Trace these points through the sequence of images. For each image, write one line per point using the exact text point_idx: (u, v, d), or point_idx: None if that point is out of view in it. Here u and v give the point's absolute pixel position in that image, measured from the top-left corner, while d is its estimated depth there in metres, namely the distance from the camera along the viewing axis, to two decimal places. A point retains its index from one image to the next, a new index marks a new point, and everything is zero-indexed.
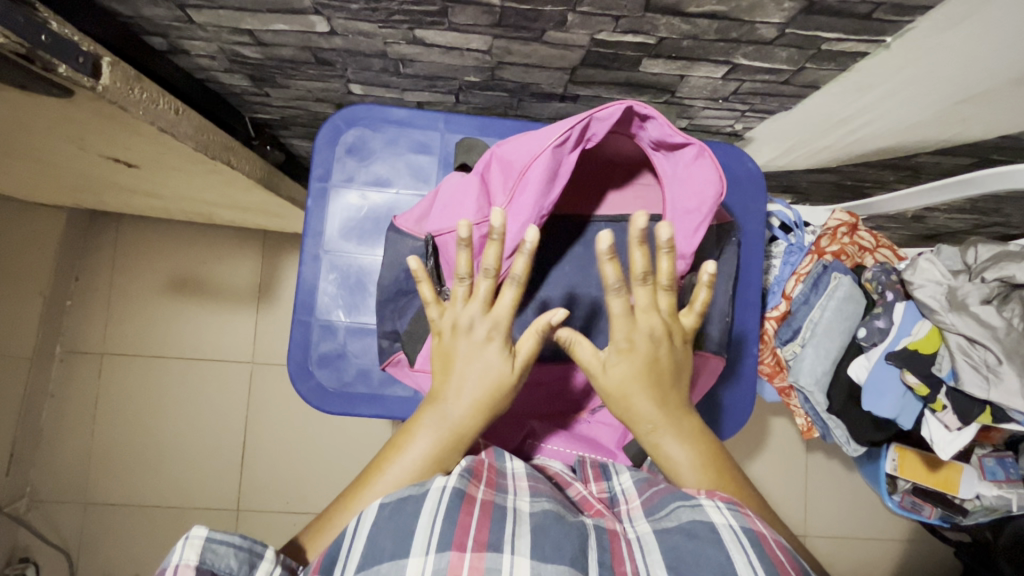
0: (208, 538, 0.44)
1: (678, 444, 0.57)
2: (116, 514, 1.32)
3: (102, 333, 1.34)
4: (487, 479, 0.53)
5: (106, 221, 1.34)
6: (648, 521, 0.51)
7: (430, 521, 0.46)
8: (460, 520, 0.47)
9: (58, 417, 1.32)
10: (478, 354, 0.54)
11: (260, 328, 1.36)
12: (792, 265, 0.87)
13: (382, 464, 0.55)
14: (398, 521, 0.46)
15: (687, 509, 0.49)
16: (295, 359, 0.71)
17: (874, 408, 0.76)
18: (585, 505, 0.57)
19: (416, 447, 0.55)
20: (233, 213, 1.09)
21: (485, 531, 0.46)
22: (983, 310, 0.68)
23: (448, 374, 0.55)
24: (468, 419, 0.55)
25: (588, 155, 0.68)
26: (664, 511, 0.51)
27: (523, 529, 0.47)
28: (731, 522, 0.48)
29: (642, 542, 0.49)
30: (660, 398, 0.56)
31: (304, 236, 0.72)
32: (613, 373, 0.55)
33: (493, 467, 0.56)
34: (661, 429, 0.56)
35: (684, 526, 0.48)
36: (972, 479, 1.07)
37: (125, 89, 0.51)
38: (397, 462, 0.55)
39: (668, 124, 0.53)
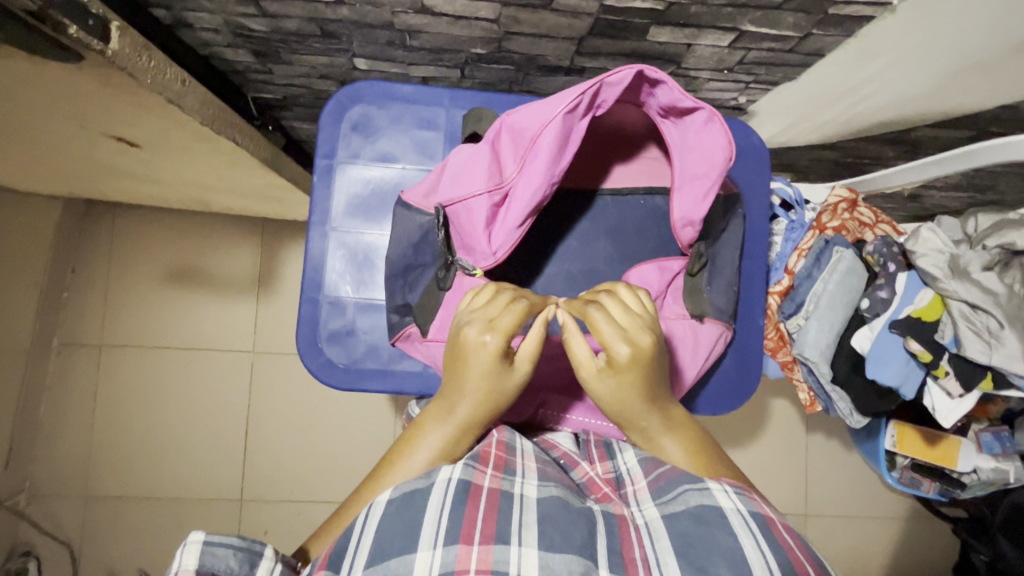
0: (206, 541, 0.44)
1: (669, 437, 0.58)
2: (119, 506, 1.31)
3: (100, 324, 1.33)
4: (494, 462, 0.53)
5: (102, 211, 1.33)
6: (656, 505, 0.50)
7: (437, 516, 0.46)
8: (466, 513, 0.47)
9: (57, 409, 1.31)
10: (485, 355, 0.53)
11: (261, 317, 1.35)
12: (794, 241, 0.87)
13: (391, 462, 0.56)
14: (405, 516, 0.47)
15: (696, 493, 0.49)
16: (303, 336, 0.71)
17: (876, 376, 0.77)
18: (592, 488, 0.56)
19: (423, 444, 0.56)
20: (233, 199, 1.09)
21: (492, 522, 0.46)
22: (984, 277, 0.70)
23: (457, 371, 0.55)
24: (474, 416, 0.55)
25: (596, 130, 0.69)
26: (671, 494, 0.51)
27: (530, 517, 0.47)
28: (739, 507, 0.48)
29: (651, 528, 0.48)
30: (648, 395, 0.57)
31: (310, 214, 0.71)
32: (605, 382, 0.56)
33: (502, 444, 0.55)
34: (650, 422, 0.58)
35: (692, 510, 0.48)
36: (969, 452, 1.09)
37: (133, 56, 0.50)
38: (406, 460, 0.55)
39: (678, 89, 0.53)
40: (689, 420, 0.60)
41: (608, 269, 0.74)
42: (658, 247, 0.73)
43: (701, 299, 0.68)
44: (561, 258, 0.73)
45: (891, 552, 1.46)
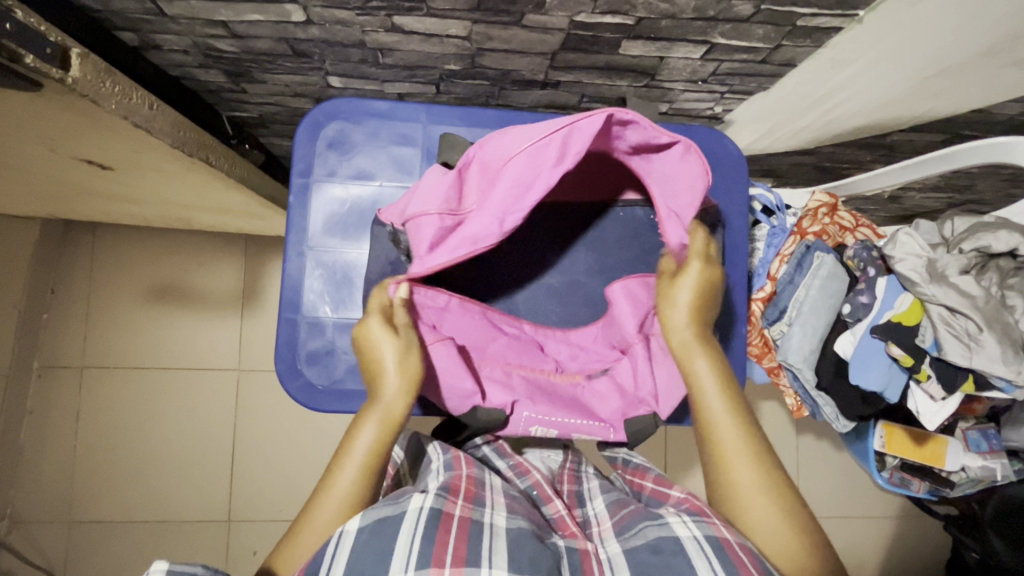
0: (168, 571, 0.43)
1: (706, 362, 0.59)
2: (104, 531, 1.28)
3: (82, 345, 1.31)
4: (465, 493, 0.54)
5: (82, 231, 1.31)
6: (619, 541, 0.52)
7: (408, 542, 0.46)
8: (439, 537, 0.47)
9: (38, 433, 1.28)
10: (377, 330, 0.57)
11: (245, 334, 1.34)
12: (776, 247, 0.87)
13: (333, 468, 0.54)
14: (377, 543, 0.46)
15: (654, 527, 0.51)
16: (283, 358, 0.70)
17: (860, 382, 0.77)
18: (560, 525, 0.58)
19: (363, 442, 0.55)
20: (214, 216, 1.07)
21: (463, 546, 0.47)
22: (963, 280, 0.71)
23: (376, 359, 0.57)
24: (402, 399, 0.56)
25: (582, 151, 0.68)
26: (634, 529, 0.52)
27: (500, 544, 0.48)
28: (696, 533, 0.49)
29: (613, 562, 0.50)
30: (695, 310, 0.61)
31: (287, 233, 0.71)
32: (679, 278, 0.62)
33: (470, 478, 0.57)
34: (695, 346, 0.60)
35: (651, 543, 0.49)
36: (956, 451, 1.09)
37: (96, 82, 0.50)
38: (344, 463, 0.54)
39: (651, 126, 0.55)
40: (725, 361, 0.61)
41: (590, 281, 0.74)
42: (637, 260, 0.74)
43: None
44: (544, 272, 0.74)
45: (885, 550, 1.47)
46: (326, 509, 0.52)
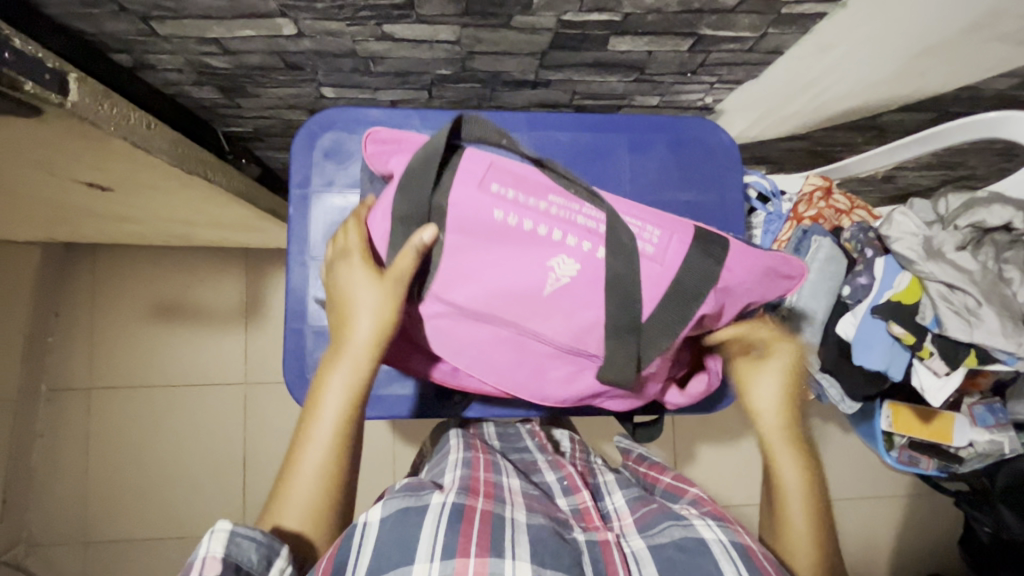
0: (231, 531, 0.48)
1: (792, 459, 0.66)
2: (120, 550, 1.29)
3: (88, 366, 1.32)
4: (484, 492, 0.56)
5: (83, 253, 1.32)
6: (642, 537, 0.55)
7: (434, 531, 0.48)
8: (462, 530, 0.49)
9: (50, 456, 1.29)
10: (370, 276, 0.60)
11: (250, 347, 1.35)
12: (773, 233, 0.92)
13: (312, 416, 0.59)
14: (403, 532, 0.48)
15: (679, 527, 0.53)
16: (290, 370, 0.71)
17: (864, 362, 0.77)
18: (585, 516, 0.60)
19: (333, 386, 0.59)
20: (214, 231, 1.08)
21: (487, 536, 0.49)
22: (960, 257, 0.71)
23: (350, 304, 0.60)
24: (370, 345, 0.59)
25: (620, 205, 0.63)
26: (658, 528, 0.55)
27: (522, 537, 0.50)
28: (722, 537, 0.52)
29: (637, 556, 0.53)
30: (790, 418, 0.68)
31: (288, 244, 0.71)
32: (760, 380, 0.68)
33: (488, 481, 0.60)
34: (777, 423, 0.68)
35: (675, 542, 0.52)
36: (964, 426, 1.12)
37: (94, 105, 0.51)
38: (323, 409, 0.58)
39: (562, 372, 0.63)
40: (807, 447, 0.68)
41: None
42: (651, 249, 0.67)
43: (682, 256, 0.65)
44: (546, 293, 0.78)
45: (898, 529, 1.47)
46: (312, 459, 0.57)
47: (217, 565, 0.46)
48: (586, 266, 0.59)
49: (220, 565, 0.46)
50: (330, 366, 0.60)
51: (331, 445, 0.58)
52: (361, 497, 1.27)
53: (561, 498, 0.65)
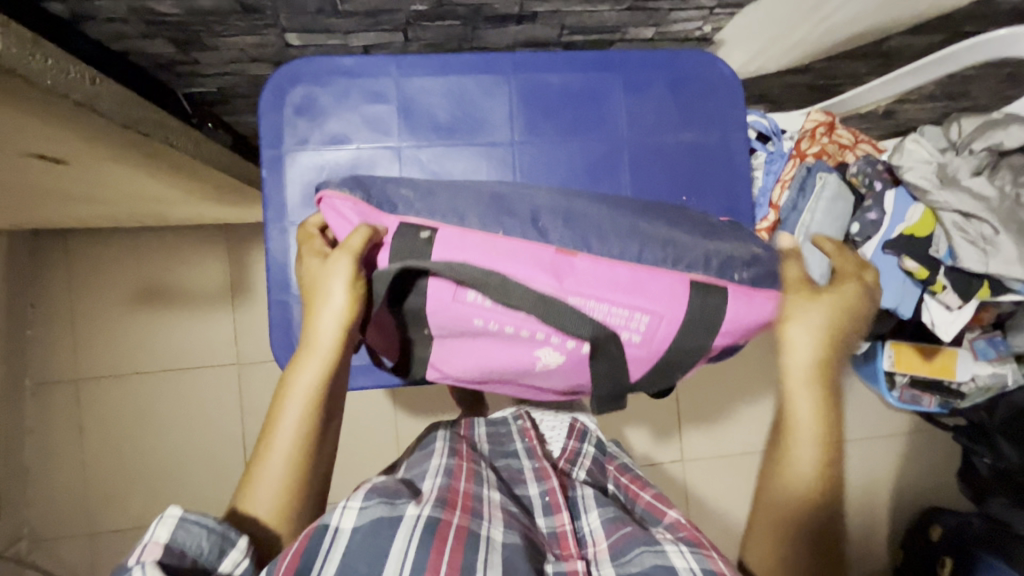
0: (182, 517, 0.47)
1: (814, 445, 0.57)
2: (125, 539, 1.27)
3: (73, 357, 1.27)
4: (462, 507, 0.55)
5: (53, 239, 1.25)
6: (613, 565, 0.53)
7: (404, 546, 0.48)
8: (433, 550, 0.48)
9: (43, 450, 1.26)
10: (340, 267, 0.55)
11: (239, 326, 1.31)
12: (775, 173, 0.88)
13: (276, 408, 0.55)
14: (372, 545, 0.47)
15: (651, 554, 0.52)
16: (279, 342, 0.68)
17: (874, 301, 0.75)
18: (559, 544, 0.59)
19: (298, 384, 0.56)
20: (187, 207, 1.02)
21: (458, 556, 0.48)
22: (976, 182, 0.68)
23: (320, 290, 0.56)
24: (334, 338, 0.56)
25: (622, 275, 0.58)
26: (629, 554, 0.53)
27: (494, 560, 0.49)
28: (692, 565, 0.49)
29: None
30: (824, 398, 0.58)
31: (265, 210, 0.66)
32: (797, 343, 0.59)
33: (468, 494, 0.58)
34: (807, 404, 0.57)
35: (645, 570, 0.50)
36: (967, 361, 1.14)
37: (23, 56, 0.45)
38: (284, 407, 0.55)
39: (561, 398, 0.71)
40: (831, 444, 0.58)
41: None
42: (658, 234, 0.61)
43: (690, 251, 0.60)
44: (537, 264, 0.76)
45: (898, 466, 1.49)
46: (278, 453, 0.54)
47: (161, 550, 0.45)
48: (572, 356, 0.60)
49: (163, 550, 0.45)
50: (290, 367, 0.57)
51: (296, 442, 0.55)
52: (365, 470, 1.25)
53: (541, 518, 0.64)
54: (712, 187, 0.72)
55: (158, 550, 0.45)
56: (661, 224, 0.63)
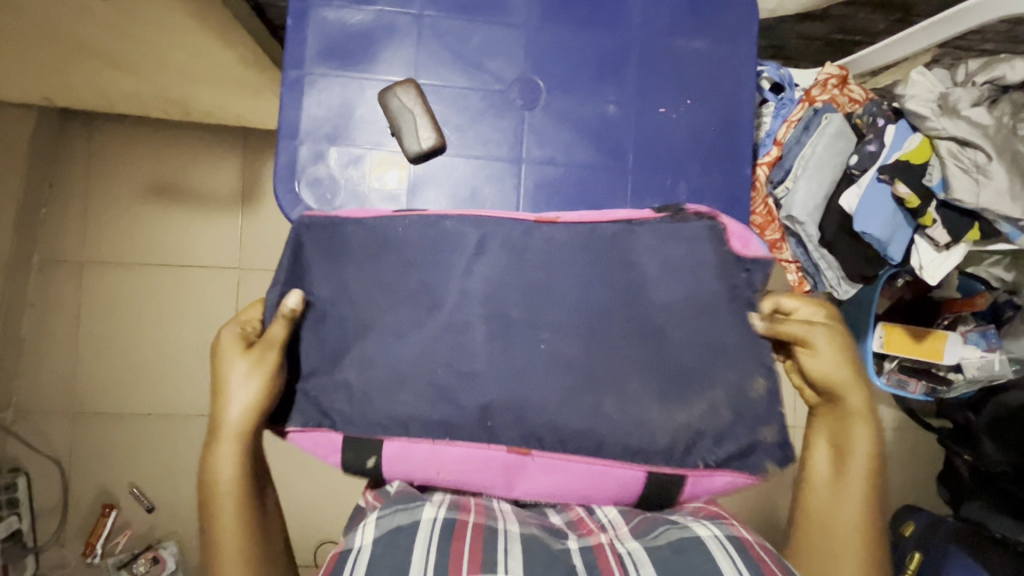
0: None
1: (859, 479, 0.59)
2: (105, 425, 1.29)
3: (82, 241, 1.30)
4: (478, 509, 0.58)
5: (79, 125, 1.30)
6: (637, 539, 0.55)
7: (426, 549, 0.50)
8: (454, 546, 0.51)
9: (42, 324, 1.29)
10: (254, 361, 0.59)
11: (245, 233, 1.33)
12: (784, 117, 0.86)
13: (210, 506, 0.56)
14: (393, 552, 0.50)
15: (675, 529, 0.55)
16: (281, 181, 0.69)
17: (865, 229, 0.76)
18: (579, 526, 0.60)
19: (223, 469, 0.57)
20: (213, 94, 1.06)
21: (479, 551, 0.50)
22: (974, 112, 0.73)
23: (218, 381, 0.59)
24: (247, 416, 0.58)
25: (574, 487, 0.61)
26: (654, 531, 0.56)
27: (516, 548, 0.52)
28: (716, 532, 0.54)
29: (633, 555, 0.53)
30: (861, 415, 0.61)
31: (285, 59, 0.70)
32: (825, 363, 0.60)
33: (480, 502, 0.61)
34: (852, 420, 0.61)
35: (672, 543, 0.53)
36: (955, 343, 1.13)
37: None
38: (219, 498, 0.57)
39: None
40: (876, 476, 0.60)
41: (595, 124, 0.73)
42: (618, 380, 0.61)
43: (653, 427, 0.60)
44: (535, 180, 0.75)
45: (881, 463, 1.48)
46: (226, 539, 0.56)
47: None
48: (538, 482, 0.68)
49: None
50: (210, 452, 0.58)
51: (238, 518, 0.56)
52: None
53: (554, 514, 0.63)
54: (715, 95, 0.75)
55: None
56: (632, 360, 0.61)
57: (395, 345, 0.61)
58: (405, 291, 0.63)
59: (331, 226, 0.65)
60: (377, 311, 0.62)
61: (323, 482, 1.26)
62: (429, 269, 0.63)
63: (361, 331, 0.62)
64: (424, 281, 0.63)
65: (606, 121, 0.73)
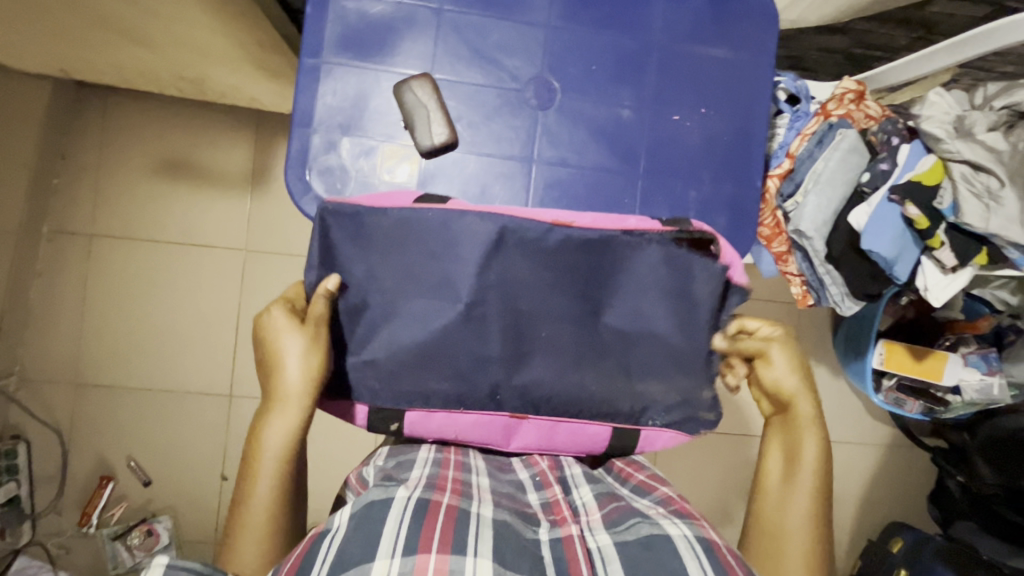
0: (167, 567, 0.45)
1: (808, 485, 0.62)
2: (105, 397, 1.30)
3: (90, 213, 1.31)
4: (451, 488, 0.55)
5: (93, 96, 1.31)
6: (608, 533, 0.51)
7: (397, 527, 0.47)
8: (425, 525, 0.47)
9: (47, 294, 1.30)
10: (309, 332, 0.60)
11: (252, 213, 1.34)
12: (798, 129, 0.85)
13: (252, 466, 0.58)
14: (365, 527, 0.46)
15: (647, 524, 0.51)
16: (292, 168, 0.69)
17: (872, 249, 0.77)
18: (552, 509, 0.57)
19: (271, 432, 0.59)
20: (224, 74, 1.06)
21: (450, 534, 0.47)
22: (989, 137, 0.75)
23: (273, 351, 0.60)
24: (302, 385, 0.59)
25: (568, 438, 0.66)
26: (623, 524, 0.52)
27: (487, 532, 0.48)
28: (686, 533, 0.50)
29: (602, 552, 0.49)
30: (813, 433, 0.64)
31: (302, 46, 0.70)
32: (787, 378, 0.66)
33: (457, 478, 0.58)
34: (807, 437, 0.64)
35: (641, 538, 0.49)
36: (955, 365, 1.12)
37: None
38: (263, 457, 0.58)
39: None
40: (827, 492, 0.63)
41: (607, 127, 0.73)
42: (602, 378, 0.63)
43: (618, 408, 0.65)
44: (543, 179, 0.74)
45: (874, 478, 1.47)
46: (258, 497, 0.57)
47: None
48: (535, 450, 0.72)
49: None
50: (262, 413, 0.60)
51: (276, 485, 0.58)
52: None
53: (532, 493, 0.60)
54: (727, 103, 0.75)
55: None
56: (614, 356, 0.65)
57: (401, 328, 0.62)
58: (408, 287, 0.63)
59: (353, 215, 0.63)
60: (396, 302, 0.63)
61: (317, 466, 1.26)
62: (427, 261, 0.63)
63: (378, 323, 0.64)
64: (436, 264, 0.63)
65: (620, 124, 0.73)
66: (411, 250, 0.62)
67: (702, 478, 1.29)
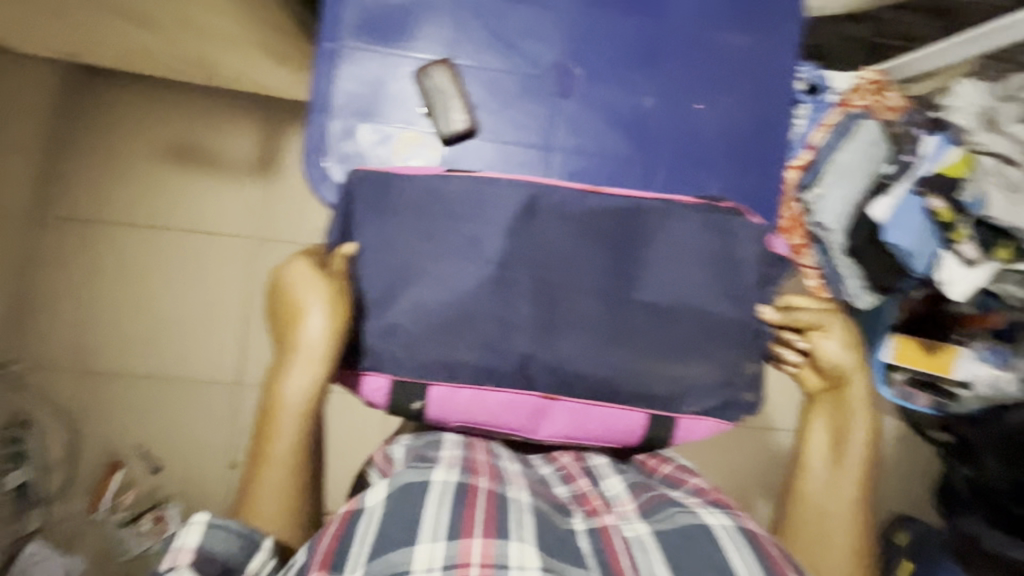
0: (208, 523, 0.47)
1: (854, 463, 0.62)
2: (113, 384, 1.30)
3: (97, 199, 1.30)
4: (487, 471, 0.55)
5: (99, 81, 1.30)
6: (646, 522, 0.51)
7: (438, 513, 0.47)
8: (466, 509, 0.47)
9: (54, 281, 1.29)
10: (333, 286, 0.59)
11: (261, 201, 1.33)
12: (818, 120, 0.85)
13: (272, 421, 0.56)
14: (404, 511, 0.47)
15: (685, 514, 0.51)
16: (311, 155, 0.69)
17: (893, 240, 0.77)
18: (584, 501, 0.56)
19: (292, 388, 0.57)
20: (235, 61, 1.05)
21: (492, 519, 0.47)
22: (1017, 129, 0.74)
23: (294, 305, 0.58)
24: (325, 341, 0.57)
25: (596, 426, 0.65)
26: (659, 513, 0.52)
27: (528, 518, 0.48)
28: (726, 522, 0.50)
29: (640, 542, 0.49)
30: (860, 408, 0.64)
31: (319, 31, 0.68)
32: (833, 349, 0.65)
33: (489, 463, 0.58)
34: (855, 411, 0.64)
35: (679, 528, 0.49)
36: (967, 359, 1.12)
37: None
38: (281, 413, 0.57)
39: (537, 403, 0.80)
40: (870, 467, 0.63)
41: (628, 115, 0.72)
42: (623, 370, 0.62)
43: (637, 400, 0.64)
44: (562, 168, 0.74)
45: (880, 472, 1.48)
46: (278, 456, 0.56)
47: (190, 557, 0.46)
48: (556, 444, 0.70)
49: (192, 556, 0.46)
50: (279, 369, 0.58)
51: (296, 444, 0.57)
52: None
53: (559, 485, 0.59)
54: (749, 91, 0.74)
55: (188, 555, 0.46)
56: (639, 345, 0.64)
57: (420, 317, 0.62)
58: (432, 276, 0.63)
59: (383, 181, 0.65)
60: (408, 292, 0.62)
61: None
62: (451, 251, 0.63)
63: (399, 291, 0.63)
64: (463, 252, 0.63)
65: (640, 113, 0.72)
66: (438, 223, 0.64)
67: (712, 469, 1.29)
